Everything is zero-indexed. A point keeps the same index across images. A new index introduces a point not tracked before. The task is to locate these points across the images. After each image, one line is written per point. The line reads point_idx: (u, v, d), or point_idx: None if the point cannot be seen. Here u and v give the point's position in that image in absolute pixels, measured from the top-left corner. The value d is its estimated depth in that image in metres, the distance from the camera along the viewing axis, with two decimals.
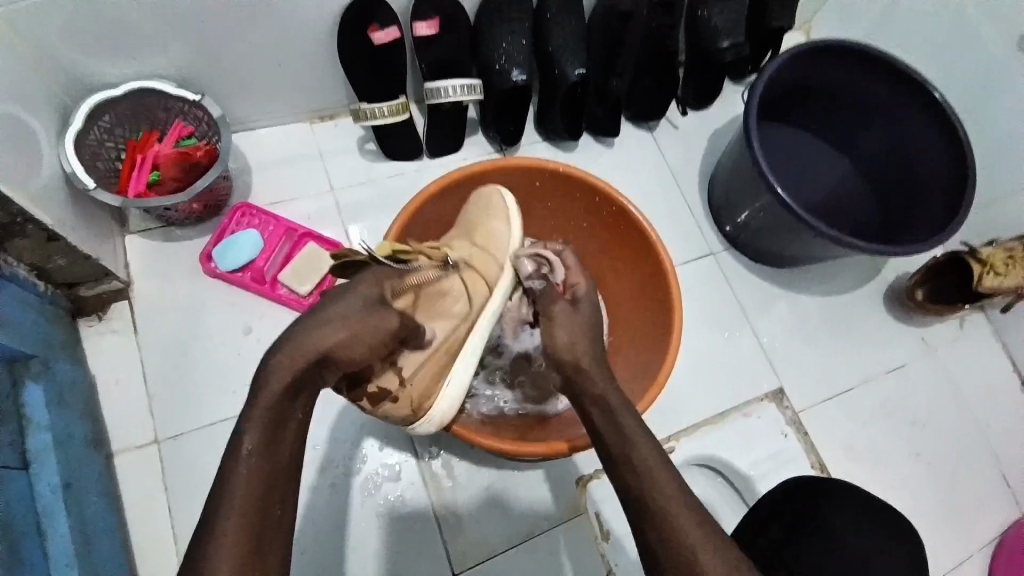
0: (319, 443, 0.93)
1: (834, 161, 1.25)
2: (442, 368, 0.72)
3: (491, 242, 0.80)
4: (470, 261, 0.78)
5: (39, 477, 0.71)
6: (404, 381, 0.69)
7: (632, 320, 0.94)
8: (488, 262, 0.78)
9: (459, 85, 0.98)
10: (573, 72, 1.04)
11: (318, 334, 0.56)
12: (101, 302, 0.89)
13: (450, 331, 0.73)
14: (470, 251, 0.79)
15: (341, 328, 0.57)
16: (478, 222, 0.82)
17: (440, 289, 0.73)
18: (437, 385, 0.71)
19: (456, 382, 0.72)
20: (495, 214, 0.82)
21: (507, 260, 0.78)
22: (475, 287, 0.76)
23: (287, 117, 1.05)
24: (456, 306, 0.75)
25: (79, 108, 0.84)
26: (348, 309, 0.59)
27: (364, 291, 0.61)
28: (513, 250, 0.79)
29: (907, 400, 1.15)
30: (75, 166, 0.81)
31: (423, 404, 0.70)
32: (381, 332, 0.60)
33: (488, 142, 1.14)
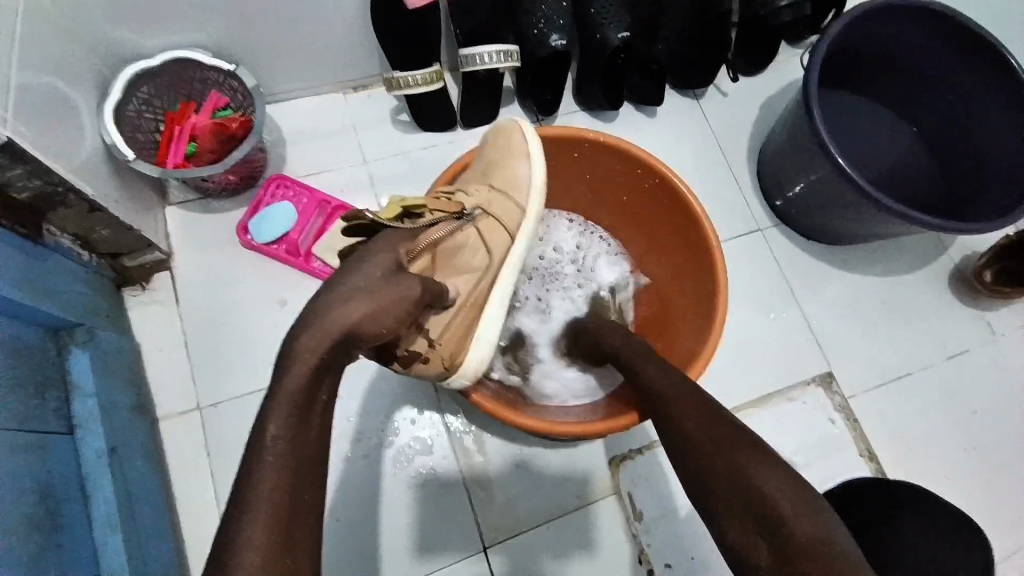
0: (353, 416, 0.94)
1: (900, 130, 1.15)
2: (472, 320, 0.71)
3: (511, 186, 0.77)
4: (487, 208, 0.74)
5: (86, 441, 0.74)
6: (434, 342, 0.67)
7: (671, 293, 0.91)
8: (507, 208, 0.76)
9: (495, 51, 0.93)
10: (616, 36, 0.99)
11: (340, 311, 0.55)
12: (144, 274, 0.92)
13: (473, 285, 0.72)
14: (487, 195, 0.75)
15: (361, 300, 0.57)
16: (495, 163, 0.79)
17: (454, 244, 0.73)
18: (467, 339, 0.70)
19: (487, 336, 0.71)
20: (513, 155, 0.79)
21: (529, 202, 0.77)
22: (497, 237, 0.74)
23: (321, 87, 1.03)
24: (477, 259, 0.73)
25: (117, 80, 0.84)
26: (367, 281, 0.59)
27: (381, 260, 0.61)
28: (536, 189, 0.77)
29: (969, 389, 1.07)
30: (116, 139, 0.81)
31: (456, 360, 0.69)
32: (403, 300, 0.59)
33: (523, 113, 1.10)
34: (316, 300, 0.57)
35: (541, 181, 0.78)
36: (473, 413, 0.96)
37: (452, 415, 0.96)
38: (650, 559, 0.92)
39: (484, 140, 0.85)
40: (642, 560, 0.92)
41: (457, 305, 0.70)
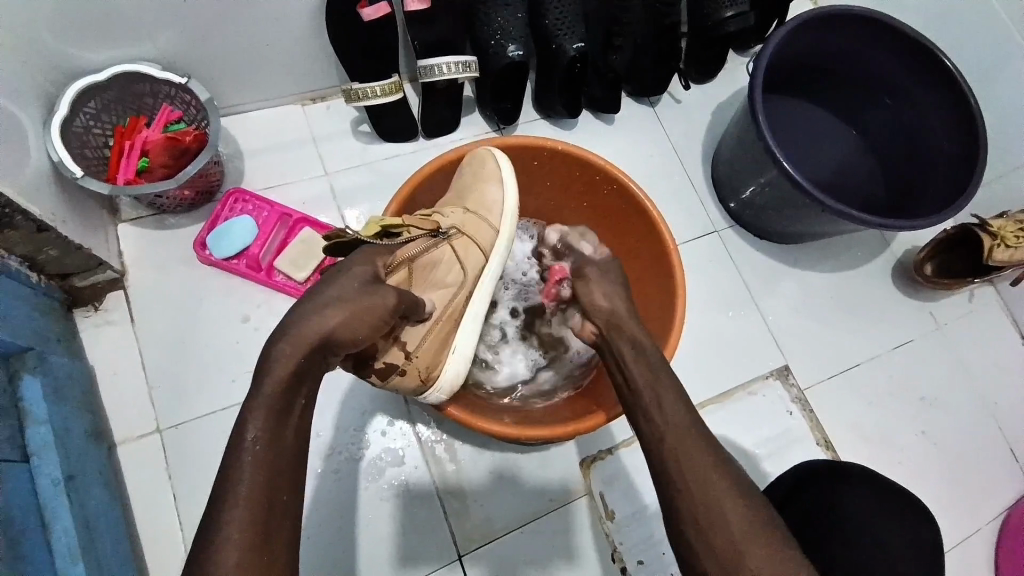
0: (322, 430, 0.93)
1: (843, 134, 1.22)
2: (446, 336, 0.73)
3: (485, 207, 0.79)
4: (461, 227, 0.76)
5: (40, 469, 0.71)
6: (410, 354, 0.69)
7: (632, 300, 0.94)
8: (480, 228, 0.78)
9: (454, 62, 0.95)
10: (571, 47, 1.01)
11: (318, 319, 0.56)
12: (96, 293, 0.89)
13: (448, 300, 0.73)
14: (461, 216, 0.77)
15: (339, 308, 0.57)
16: (469, 185, 0.81)
17: (430, 260, 0.73)
18: (442, 355, 0.72)
19: (461, 348, 0.74)
20: (485, 178, 0.81)
21: (502, 223, 0.79)
22: (471, 253, 0.76)
23: (279, 100, 1.02)
24: (451, 275, 0.74)
25: (64, 94, 0.81)
26: (343, 290, 0.59)
27: (358, 271, 0.62)
28: (510, 211, 0.80)
29: (913, 376, 1.13)
30: (63, 155, 0.79)
31: (432, 373, 0.71)
32: (378, 310, 0.60)
33: (485, 122, 1.11)
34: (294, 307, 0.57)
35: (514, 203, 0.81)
36: (444, 422, 0.97)
37: (423, 425, 0.96)
38: (623, 557, 0.94)
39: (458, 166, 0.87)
40: (616, 558, 0.94)
41: (433, 321, 0.71)
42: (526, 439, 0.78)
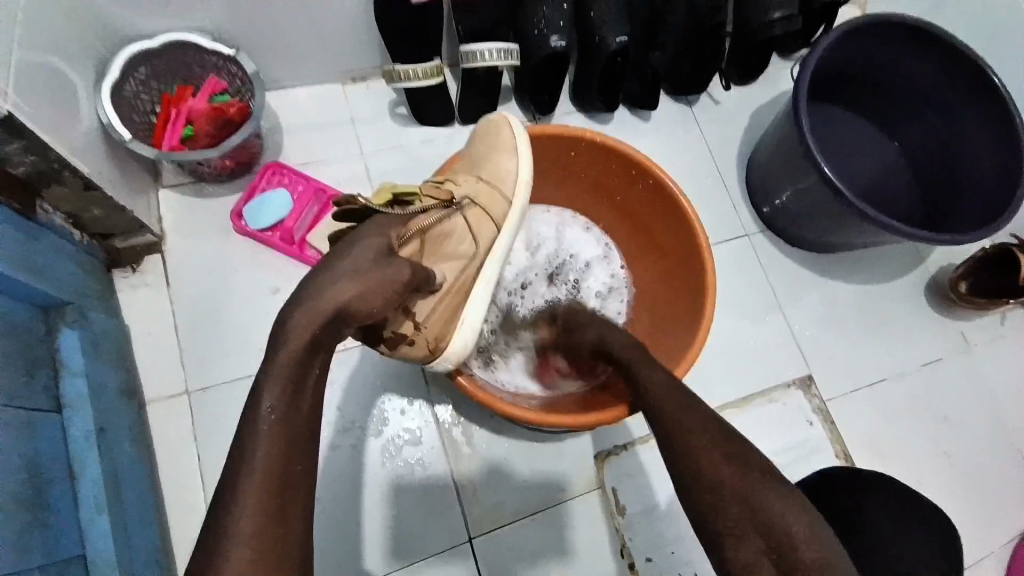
0: (343, 405, 0.94)
1: (881, 145, 1.19)
2: (456, 306, 0.73)
3: (498, 177, 0.79)
4: (475, 198, 0.76)
5: (72, 421, 0.73)
6: (420, 326, 0.69)
7: (657, 295, 0.94)
8: (494, 201, 0.77)
9: (495, 49, 0.95)
10: (614, 40, 1.00)
11: (329, 291, 0.56)
12: (135, 255, 0.91)
13: (459, 273, 0.73)
14: (475, 186, 0.77)
15: (353, 281, 0.58)
16: (481, 149, 0.82)
17: (442, 231, 0.74)
18: (451, 324, 0.72)
19: (469, 321, 0.73)
20: (500, 148, 0.81)
21: (516, 196, 0.78)
22: (483, 223, 0.76)
23: (319, 77, 1.03)
24: (463, 247, 0.74)
25: (116, 59, 0.83)
26: (357, 264, 0.60)
27: (371, 244, 0.62)
28: (524, 183, 0.79)
29: (940, 396, 1.11)
30: (112, 118, 0.81)
31: (440, 344, 0.71)
32: (393, 282, 0.61)
33: (521, 112, 1.11)
34: (306, 284, 0.58)
35: (529, 174, 0.80)
36: (463, 407, 0.97)
37: (442, 406, 0.97)
38: (631, 553, 0.94)
39: (472, 139, 0.86)
40: (625, 554, 0.94)
41: (449, 294, 0.72)
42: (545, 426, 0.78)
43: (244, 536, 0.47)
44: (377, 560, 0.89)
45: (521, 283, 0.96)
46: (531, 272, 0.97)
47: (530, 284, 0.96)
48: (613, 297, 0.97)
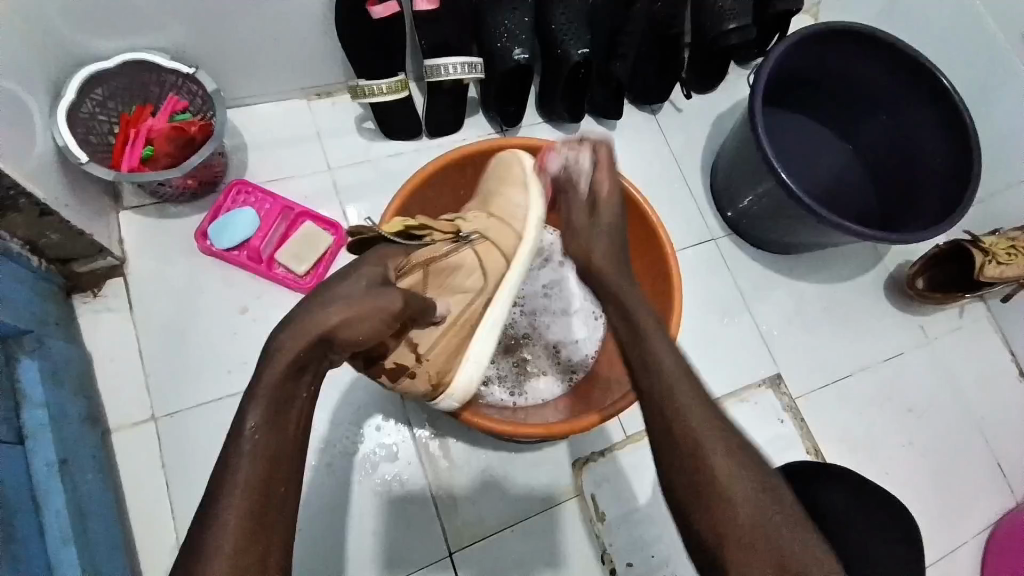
0: (317, 423, 0.94)
1: (838, 147, 1.24)
2: (461, 341, 0.71)
3: (509, 211, 0.78)
4: (485, 232, 0.75)
5: (35, 452, 0.71)
6: (420, 357, 0.69)
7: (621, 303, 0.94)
8: (505, 237, 0.76)
9: (460, 63, 0.96)
10: (576, 52, 1.01)
11: (322, 311, 0.56)
12: (94, 280, 0.89)
13: (465, 306, 0.72)
14: (485, 222, 0.77)
15: (345, 306, 0.57)
16: (495, 180, 0.83)
17: (450, 264, 0.73)
18: (457, 359, 0.71)
19: (475, 356, 0.71)
20: (512, 182, 0.81)
21: (526, 230, 0.76)
22: (497, 255, 0.74)
23: (284, 94, 1.03)
24: (472, 280, 0.73)
25: (72, 79, 0.81)
26: (351, 290, 0.59)
27: (368, 272, 0.62)
28: (533, 218, 0.77)
29: (903, 388, 1.15)
30: (69, 140, 0.79)
31: (443, 379, 0.70)
32: (386, 311, 0.59)
33: (488, 123, 1.12)
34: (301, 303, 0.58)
35: (538, 206, 0.79)
36: (440, 420, 0.97)
37: (418, 420, 0.97)
38: (612, 559, 0.95)
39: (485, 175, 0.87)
40: (605, 560, 0.94)
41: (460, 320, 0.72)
42: (519, 436, 0.79)
43: (222, 558, 0.47)
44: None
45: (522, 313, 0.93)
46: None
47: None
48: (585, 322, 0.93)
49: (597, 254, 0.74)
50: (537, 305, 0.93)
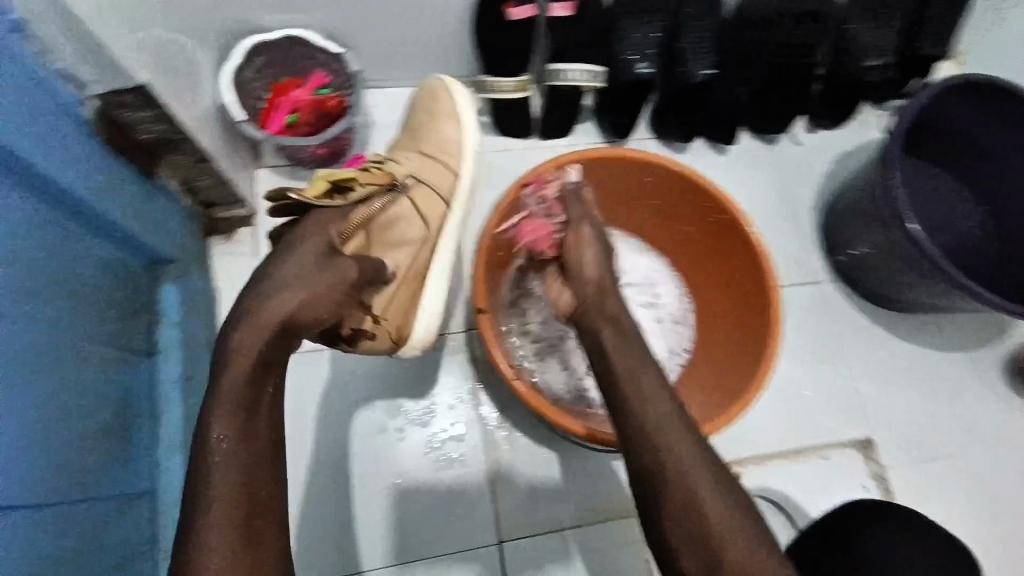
0: (395, 391, 0.98)
1: (974, 206, 1.13)
2: (411, 292, 0.80)
3: (441, 142, 0.89)
4: (416, 176, 0.84)
5: (162, 369, 0.80)
6: (380, 319, 0.75)
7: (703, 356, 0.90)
8: (432, 197, 0.84)
9: (585, 70, 0.98)
10: (700, 73, 0.99)
11: (277, 300, 0.58)
12: (229, 225, 0.98)
13: (410, 257, 0.80)
14: (419, 161, 0.85)
15: (295, 291, 0.59)
16: (426, 132, 0.91)
17: (387, 218, 0.79)
18: (412, 312, 0.80)
19: (428, 307, 0.80)
20: (443, 116, 0.91)
21: (462, 169, 0.87)
22: (421, 207, 0.82)
23: (412, 81, 1.09)
24: (411, 232, 0.81)
25: (238, 47, 0.91)
26: (301, 266, 0.61)
27: (309, 246, 0.63)
28: (469, 152, 0.91)
29: (1013, 483, 1.03)
30: (229, 99, 0.89)
31: (402, 334, 0.78)
32: (339, 284, 0.63)
33: (596, 132, 1.14)
34: (244, 296, 0.59)
35: (472, 132, 0.91)
36: (509, 412, 0.98)
37: (488, 408, 0.99)
38: None
39: (414, 107, 0.97)
40: None
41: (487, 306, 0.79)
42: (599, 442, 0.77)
43: (212, 550, 0.51)
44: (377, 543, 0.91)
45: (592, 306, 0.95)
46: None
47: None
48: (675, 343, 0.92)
49: (586, 230, 0.71)
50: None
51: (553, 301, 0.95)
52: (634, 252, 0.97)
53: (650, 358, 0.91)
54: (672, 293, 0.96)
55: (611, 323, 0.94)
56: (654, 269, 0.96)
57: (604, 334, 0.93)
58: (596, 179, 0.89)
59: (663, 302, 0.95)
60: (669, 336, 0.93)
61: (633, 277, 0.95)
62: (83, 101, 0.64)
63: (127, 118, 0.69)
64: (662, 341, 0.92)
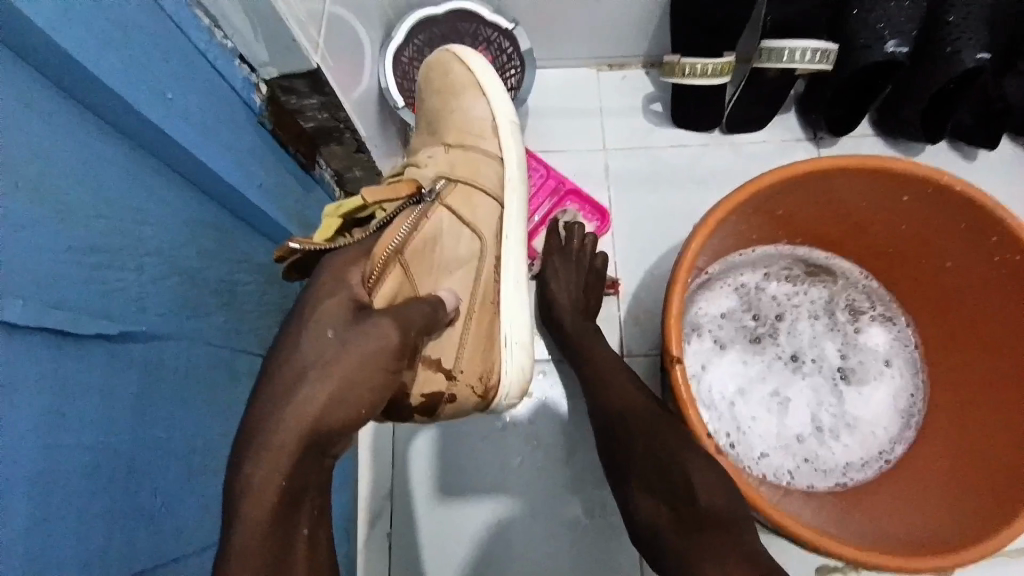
0: (535, 422, 0.87)
1: None
2: (487, 325, 0.65)
3: (471, 124, 0.71)
4: (451, 174, 0.67)
5: None
6: (453, 375, 0.61)
7: (881, 487, 0.71)
8: (475, 195, 0.67)
9: (811, 49, 0.74)
10: (975, 58, 0.73)
11: (296, 401, 0.44)
12: None
13: (472, 279, 0.65)
14: (447, 158, 0.69)
15: (323, 379, 0.45)
16: (443, 122, 0.72)
17: (428, 239, 0.62)
18: (490, 355, 0.65)
19: (512, 338, 0.67)
20: (462, 88, 0.72)
21: (511, 158, 0.71)
22: (463, 215, 0.65)
23: (576, 61, 0.95)
24: (463, 249, 0.65)
25: (403, 21, 0.82)
26: (320, 348, 0.47)
27: (327, 312, 0.49)
28: (511, 133, 0.72)
29: None
30: (389, 83, 0.80)
31: (488, 383, 0.64)
32: (382, 353, 0.48)
33: (800, 127, 0.93)
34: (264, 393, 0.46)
35: (509, 109, 0.73)
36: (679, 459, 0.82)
37: None
38: None
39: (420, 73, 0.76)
40: None
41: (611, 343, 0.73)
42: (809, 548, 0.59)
43: None
44: (425, 518, 0.85)
45: (794, 353, 0.80)
46: (853, 357, 0.79)
47: (833, 349, 0.80)
48: (817, 472, 0.75)
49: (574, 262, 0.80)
50: (780, 385, 0.79)
51: (794, 314, 0.81)
52: (892, 404, 0.77)
53: (743, 423, 0.76)
54: (846, 458, 0.75)
55: (791, 380, 0.79)
56: (875, 434, 0.76)
57: (770, 373, 0.79)
58: (818, 202, 0.71)
59: (831, 445, 0.76)
60: (780, 453, 0.76)
61: (859, 408, 0.78)
62: (254, 84, 0.59)
63: (292, 105, 0.63)
64: (768, 438, 0.76)
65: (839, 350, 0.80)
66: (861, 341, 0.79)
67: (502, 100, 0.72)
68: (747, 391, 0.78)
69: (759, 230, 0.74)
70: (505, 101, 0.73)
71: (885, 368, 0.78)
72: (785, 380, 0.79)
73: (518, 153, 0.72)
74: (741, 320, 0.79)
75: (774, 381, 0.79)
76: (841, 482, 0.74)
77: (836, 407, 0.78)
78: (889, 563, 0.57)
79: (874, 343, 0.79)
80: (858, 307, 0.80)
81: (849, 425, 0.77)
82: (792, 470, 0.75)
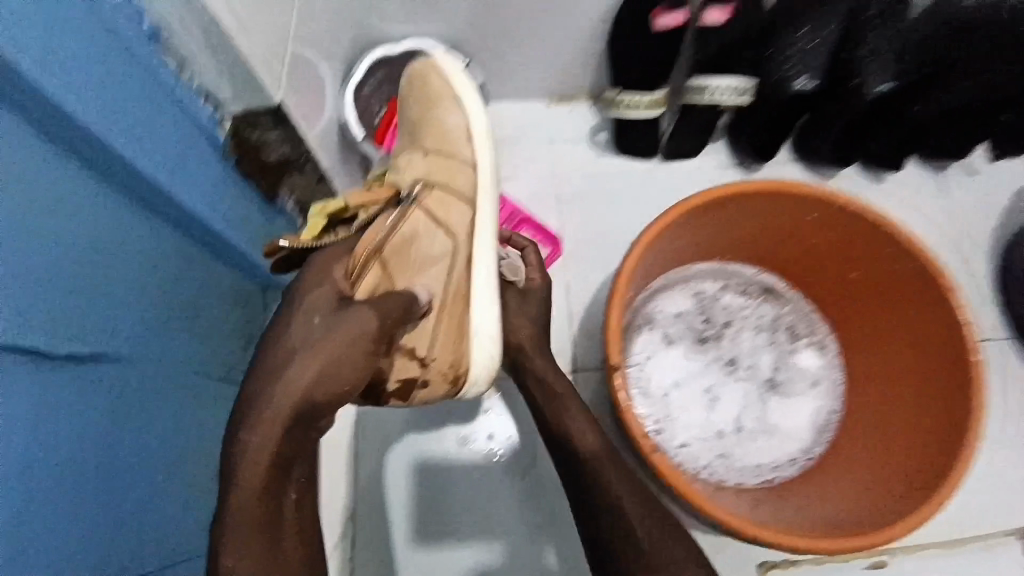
0: (496, 439, 0.90)
1: None
2: (460, 320, 0.64)
3: (443, 129, 0.70)
4: (427, 178, 0.68)
5: None
6: (427, 362, 0.63)
7: (793, 483, 0.78)
8: (449, 197, 0.67)
9: (729, 86, 0.84)
10: (878, 89, 0.79)
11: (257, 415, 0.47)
12: None
13: (446, 277, 0.65)
14: (426, 164, 0.69)
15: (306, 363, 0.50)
16: (423, 130, 0.72)
17: (405, 237, 0.64)
18: (464, 343, 0.65)
19: (483, 330, 0.64)
20: (437, 96, 0.72)
21: (481, 156, 0.68)
22: (438, 215, 0.66)
23: (528, 95, 1.02)
24: (438, 248, 0.65)
25: (362, 60, 0.87)
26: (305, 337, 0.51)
27: (315, 299, 0.53)
28: (483, 135, 0.70)
29: None
30: (350, 117, 0.86)
31: (459, 371, 0.65)
32: (358, 338, 0.51)
33: (730, 154, 1.03)
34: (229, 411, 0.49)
35: (482, 111, 0.71)
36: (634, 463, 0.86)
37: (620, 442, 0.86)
38: None
39: (403, 83, 0.78)
40: None
41: None
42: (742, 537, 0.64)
43: None
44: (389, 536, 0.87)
45: (732, 358, 0.87)
46: (784, 371, 0.86)
47: (768, 361, 0.87)
48: (731, 463, 0.82)
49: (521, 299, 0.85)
50: (714, 383, 0.86)
51: (738, 326, 0.88)
52: (813, 419, 0.83)
53: (671, 409, 0.84)
54: (761, 458, 0.82)
55: (724, 381, 0.86)
56: (790, 442, 0.83)
57: (710, 372, 0.86)
58: (746, 222, 0.79)
59: (749, 445, 0.83)
60: (701, 444, 0.83)
61: (782, 417, 0.84)
62: (218, 120, 0.63)
63: (255, 141, 0.68)
64: (696, 426, 0.83)
65: (771, 363, 0.87)
66: (794, 359, 0.87)
67: (476, 103, 0.71)
68: (684, 381, 0.85)
69: (693, 247, 0.82)
70: (478, 101, 0.71)
71: (811, 384, 0.85)
72: (719, 382, 0.86)
73: (490, 151, 0.70)
74: (692, 319, 0.87)
75: (708, 379, 0.86)
76: (751, 476, 0.81)
77: (755, 412, 0.85)
78: (808, 544, 0.63)
79: (806, 363, 0.86)
80: (796, 331, 0.88)
81: (767, 429, 0.84)
82: (709, 460, 0.82)
